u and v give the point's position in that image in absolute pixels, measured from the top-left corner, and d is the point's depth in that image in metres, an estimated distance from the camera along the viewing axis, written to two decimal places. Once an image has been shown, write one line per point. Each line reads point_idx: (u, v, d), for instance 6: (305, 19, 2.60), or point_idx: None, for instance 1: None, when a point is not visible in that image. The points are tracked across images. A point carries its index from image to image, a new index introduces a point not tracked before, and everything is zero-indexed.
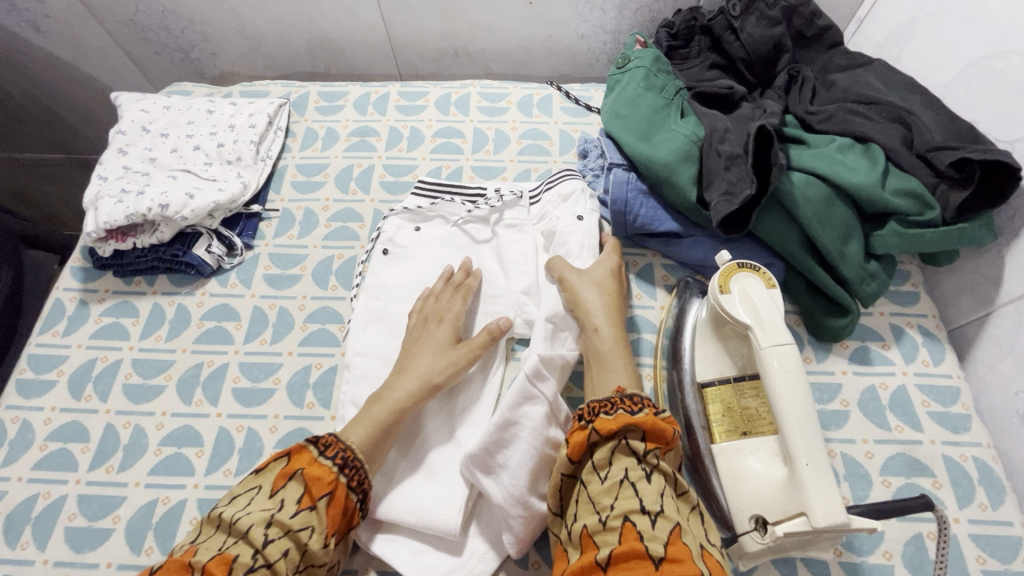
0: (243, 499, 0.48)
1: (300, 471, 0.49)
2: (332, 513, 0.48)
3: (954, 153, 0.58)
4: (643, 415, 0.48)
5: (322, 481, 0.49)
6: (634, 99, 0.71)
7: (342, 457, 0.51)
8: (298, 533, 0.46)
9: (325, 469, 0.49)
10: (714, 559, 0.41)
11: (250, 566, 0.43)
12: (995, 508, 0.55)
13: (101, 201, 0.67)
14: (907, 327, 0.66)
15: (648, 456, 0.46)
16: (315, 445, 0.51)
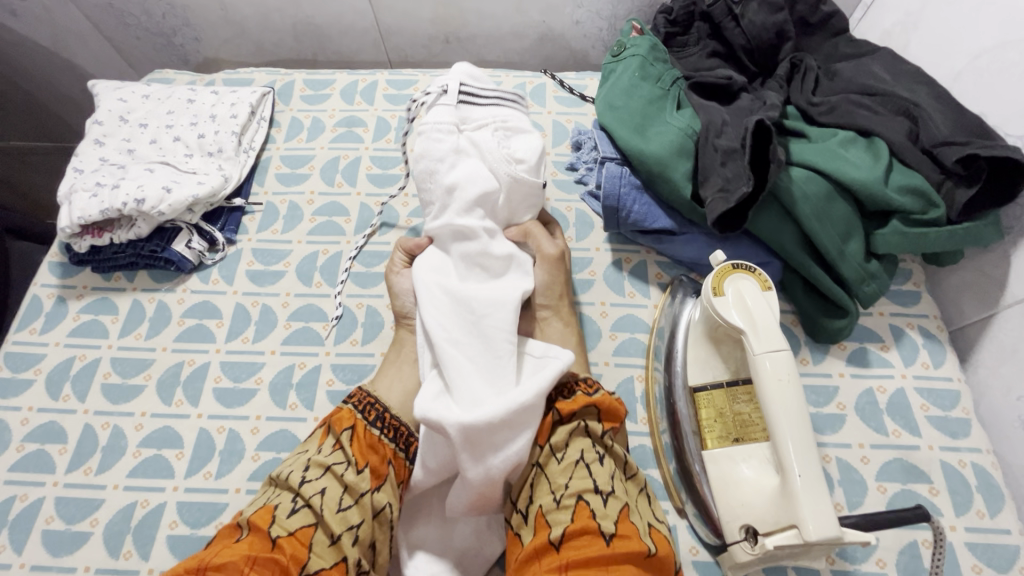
0: (289, 459, 0.52)
1: (329, 420, 0.53)
2: (357, 447, 0.51)
3: (961, 149, 0.55)
4: (599, 396, 0.52)
5: (343, 420, 0.53)
6: (629, 89, 0.68)
7: (363, 402, 0.55)
8: (334, 468, 0.49)
9: (347, 412, 0.54)
10: (660, 535, 0.45)
11: (292, 507, 0.46)
12: (993, 516, 0.54)
13: (75, 195, 0.65)
14: (907, 327, 0.64)
15: (602, 438, 0.50)
16: (349, 404, 0.54)
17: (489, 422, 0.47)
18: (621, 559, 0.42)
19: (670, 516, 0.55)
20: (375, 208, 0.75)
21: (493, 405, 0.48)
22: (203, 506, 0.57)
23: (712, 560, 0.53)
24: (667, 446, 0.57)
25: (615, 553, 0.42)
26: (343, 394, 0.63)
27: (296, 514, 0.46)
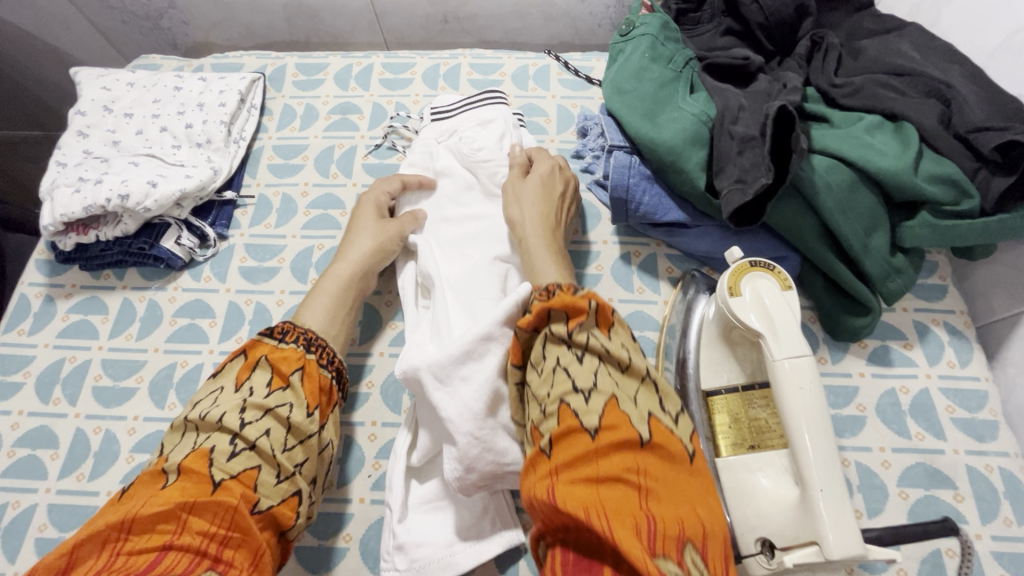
0: (208, 400, 0.48)
1: (264, 358, 0.50)
2: (308, 387, 0.51)
3: (1001, 135, 0.52)
4: (559, 298, 0.46)
5: (289, 359, 0.51)
6: (638, 72, 0.63)
7: (304, 339, 0.53)
8: (277, 410, 0.48)
9: (291, 350, 0.52)
10: (662, 425, 0.38)
11: (231, 451, 0.44)
12: (1021, 524, 0.51)
13: (57, 191, 0.62)
14: (932, 324, 0.61)
15: (575, 337, 0.43)
16: (270, 337, 0.52)
17: (455, 355, 0.52)
18: (608, 451, 0.36)
19: None
20: None
21: (452, 342, 0.52)
22: None
23: None
24: None
25: (601, 447, 0.36)
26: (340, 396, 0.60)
27: (237, 458, 0.44)
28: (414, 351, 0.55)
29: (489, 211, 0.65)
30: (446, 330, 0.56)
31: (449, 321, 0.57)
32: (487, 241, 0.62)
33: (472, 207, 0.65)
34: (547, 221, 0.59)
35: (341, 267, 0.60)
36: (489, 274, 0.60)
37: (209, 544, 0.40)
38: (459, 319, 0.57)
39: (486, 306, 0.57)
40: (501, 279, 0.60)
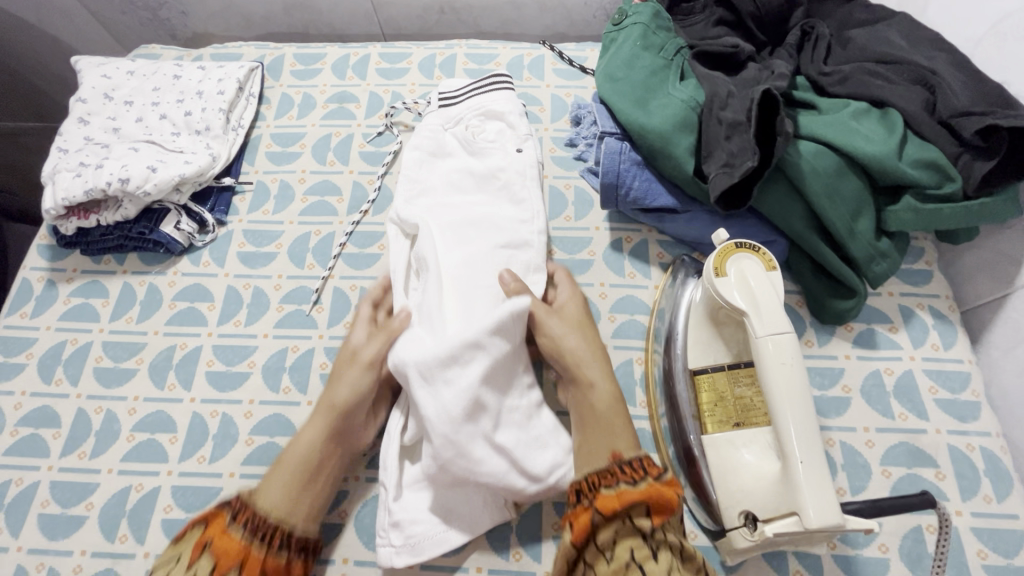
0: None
1: (209, 544, 0.44)
2: None
3: (981, 119, 0.53)
4: (644, 486, 0.44)
5: (233, 554, 0.44)
6: (630, 60, 0.64)
7: (254, 522, 0.46)
8: None
9: (235, 541, 0.45)
10: None
11: None
12: (1000, 501, 0.53)
13: (59, 175, 0.63)
14: (918, 308, 0.62)
15: (654, 533, 0.41)
16: (228, 512, 0.46)
17: (438, 358, 0.50)
18: None
19: None
20: (367, 187, 0.73)
21: (439, 344, 0.50)
22: (199, 490, 0.57)
23: (711, 545, 0.53)
24: (666, 430, 0.56)
25: None
26: None
27: None
28: (403, 338, 0.54)
29: (482, 200, 0.64)
30: (437, 316, 0.55)
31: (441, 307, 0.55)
32: (488, 228, 0.62)
33: (467, 197, 0.65)
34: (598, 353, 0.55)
35: (313, 431, 0.52)
36: (489, 263, 0.59)
37: None
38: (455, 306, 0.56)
39: (483, 294, 0.56)
40: (503, 266, 0.59)
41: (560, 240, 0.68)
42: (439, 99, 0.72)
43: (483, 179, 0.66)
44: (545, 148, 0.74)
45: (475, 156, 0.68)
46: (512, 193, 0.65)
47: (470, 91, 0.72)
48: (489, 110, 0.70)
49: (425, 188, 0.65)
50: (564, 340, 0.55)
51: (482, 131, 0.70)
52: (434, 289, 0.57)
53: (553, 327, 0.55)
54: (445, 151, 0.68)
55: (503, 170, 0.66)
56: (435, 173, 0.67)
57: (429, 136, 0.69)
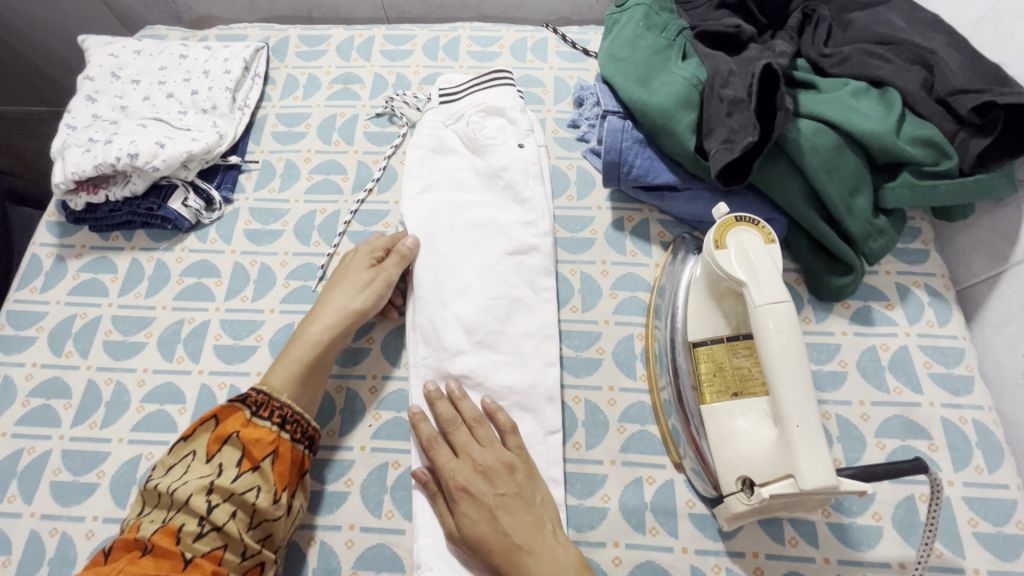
0: (179, 469, 0.49)
1: (234, 435, 0.50)
2: (277, 470, 0.50)
3: (977, 97, 0.54)
4: None
5: (261, 442, 0.50)
6: (633, 40, 0.66)
7: (278, 415, 0.52)
8: (242, 495, 0.48)
9: (265, 431, 0.51)
10: None
11: (198, 532, 0.46)
12: (991, 471, 0.54)
13: (68, 150, 0.65)
14: (914, 286, 0.63)
15: None
16: (245, 405, 0.52)
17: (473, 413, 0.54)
18: None
19: (668, 471, 0.56)
20: (372, 167, 0.73)
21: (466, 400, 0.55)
22: None
23: (708, 512, 0.54)
24: (666, 402, 0.57)
25: None
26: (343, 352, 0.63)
27: (204, 538, 0.46)
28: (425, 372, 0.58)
29: (486, 200, 0.66)
30: (449, 332, 0.59)
31: (455, 319, 0.59)
32: (495, 233, 0.64)
33: (472, 195, 0.67)
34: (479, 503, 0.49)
35: (331, 337, 0.57)
36: (499, 271, 0.61)
37: None
38: (466, 311, 0.59)
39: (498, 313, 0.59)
40: (513, 273, 0.62)
41: (562, 219, 0.69)
42: (439, 95, 0.73)
43: (487, 177, 0.68)
44: (548, 129, 0.74)
45: (480, 139, 0.69)
46: (517, 193, 0.66)
47: (471, 86, 0.72)
48: (491, 90, 0.71)
49: (430, 184, 0.67)
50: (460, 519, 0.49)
51: (483, 128, 0.70)
52: (441, 304, 0.60)
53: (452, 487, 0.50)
54: (446, 148, 0.70)
55: (507, 168, 0.67)
56: (438, 168, 0.68)
57: (430, 132, 0.71)
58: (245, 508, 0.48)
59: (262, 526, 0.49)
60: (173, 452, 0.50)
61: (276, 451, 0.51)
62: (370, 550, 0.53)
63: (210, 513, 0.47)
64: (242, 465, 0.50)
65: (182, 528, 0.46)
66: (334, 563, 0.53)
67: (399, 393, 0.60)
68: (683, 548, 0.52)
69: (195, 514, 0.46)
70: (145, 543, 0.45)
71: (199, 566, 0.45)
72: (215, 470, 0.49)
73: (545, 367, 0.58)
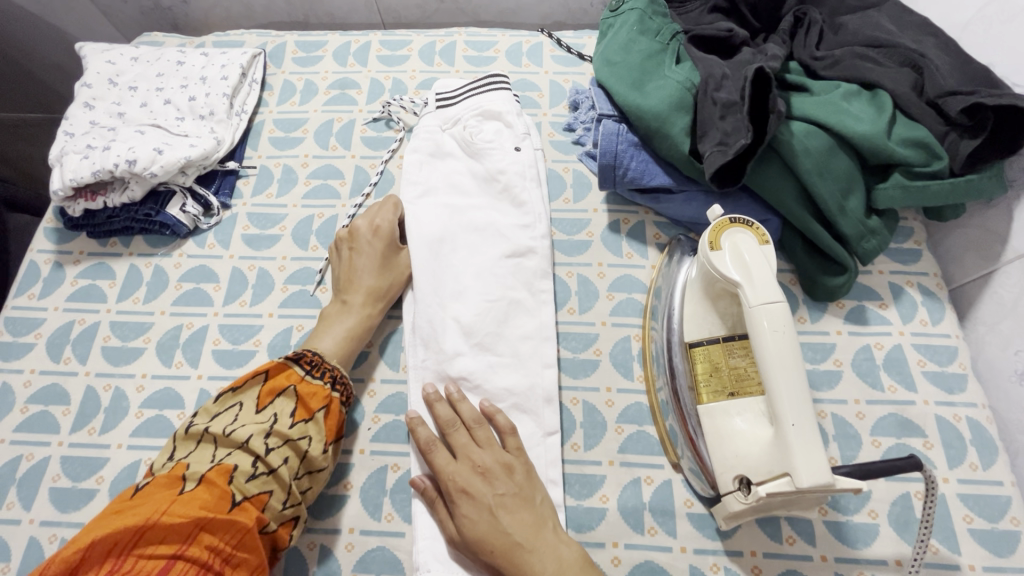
0: (230, 415, 0.50)
1: (291, 388, 0.52)
2: (329, 423, 0.53)
3: (966, 98, 0.55)
4: None
5: (317, 395, 0.53)
6: (627, 44, 0.67)
7: (331, 374, 0.55)
8: (297, 441, 0.50)
9: (318, 386, 0.54)
10: None
11: (251, 472, 0.47)
12: (986, 468, 0.54)
13: (66, 157, 0.65)
14: (907, 286, 0.64)
15: None
16: (298, 364, 0.54)
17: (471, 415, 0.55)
18: None
19: (666, 471, 0.56)
20: (370, 171, 0.74)
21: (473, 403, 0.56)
22: None
23: (706, 511, 0.54)
24: (663, 403, 0.57)
25: None
26: None
27: (255, 479, 0.47)
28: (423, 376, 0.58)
29: (483, 203, 0.67)
30: (447, 335, 0.59)
31: (453, 322, 0.59)
32: (492, 236, 0.64)
33: (469, 199, 0.67)
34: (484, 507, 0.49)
35: (375, 312, 0.61)
36: (496, 274, 0.62)
37: (214, 560, 0.43)
38: (465, 314, 0.60)
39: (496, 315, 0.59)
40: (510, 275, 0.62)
41: (559, 221, 0.69)
42: (435, 100, 0.73)
43: (484, 180, 0.68)
44: (544, 133, 0.75)
45: (476, 143, 0.69)
46: (514, 196, 0.66)
47: (467, 91, 0.72)
48: (488, 94, 0.71)
49: (427, 187, 0.67)
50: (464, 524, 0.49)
51: (479, 131, 0.70)
52: (438, 307, 0.60)
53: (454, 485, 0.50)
54: (443, 152, 0.70)
55: (504, 172, 0.68)
56: (435, 172, 0.69)
57: (427, 137, 0.71)
58: (297, 455, 0.50)
59: (306, 476, 0.51)
60: (219, 402, 0.51)
61: (328, 406, 0.53)
62: (370, 553, 0.54)
63: (266, 455, 0.48)
64: (297, 413, 0.51)
65: (237, 467, 0.47)
66: (334, 566, 0.53)
67: (398, 396, 0.61)
68: (681, 548, 0.53)
69: (250, 454, 0.48)
70: (193, 479, 0.45)
71: (246, 509, 0.45)
72: (270, 417, 0.51)
73: (543, 370, 0.59)
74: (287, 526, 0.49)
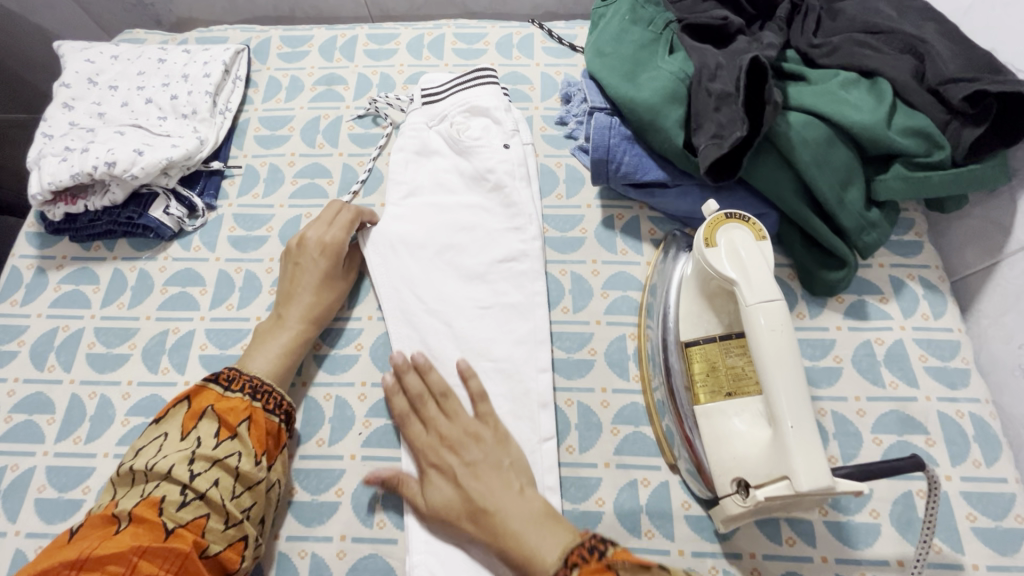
0: (154, 448, 0.49)
1: (209, 408, 0.51)
2: (255, 434, 0.51)
3: (970, 85, 0.53)
4: None
5: (236, 409, 0.51)
6: (619, 34, 0.65)
7: (250, 387, 0.53)
8: (224, 460, 0.48)
9: (237, 400, 0.52)
10: None
11: (181, 501, 0.46)
12: (989, 465, 0.53)
13: (44, 160, 0.63)
14: (908, 279, 0.62)
15: None
16: (216, 383, 0.52)
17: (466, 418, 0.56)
18: None
19: (662, 472, 0.55)
20: (357, 169, 0.72)
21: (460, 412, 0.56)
22: None
23: (704, 514, 0.53)
24: (659, 403, 0.56)
25: None
26: (330, 359, 0.61)
27: (187, 507, 0.46)
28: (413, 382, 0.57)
29: (473, 201, 0.66)
30: (438, 340, 0.59)
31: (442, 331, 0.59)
32: (481, 238, 0.64)
33: (457, 197, 0.66)
34: (478, 459, 0.51)
35: (309, 329, 0.59)
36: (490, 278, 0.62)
37: None
38: (458, 321, 0.60)
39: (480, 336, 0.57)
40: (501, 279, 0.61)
41: (552, 218, 0.68)
42: (423, 96, 0.72)
43: (473, 180, 0.67)
44: (535, 127, 0.73)
45: (465, 140, 0.68)
46: (505, 195, 0.65)
47: (455, 85, 0.71)
48: (476, 89, 0.70)
49: (415, 189, 0.67)
50: (494, 513, 0.47)
51: (467, 128, 0.69)
52: (426, 311, 0.60)
53: (433, 421, 0.54)
54: (431, 150, 0.69)
55: (494, 170, 0.66)
56: (422, 172, 0.68)
57: (414, 135, 0.70)
58: (228, 473, 0.48)
59: (247, 492, 0.49)
60: (145, 436, 0.50)
61: (250, 417, 0.51)
62: (363, 560, 0.53)
63: (192, 481, 0.46)
64: (220, 433, 0.50)
65: (164, 499, 0.45)
66: (326, 574, 0.52)
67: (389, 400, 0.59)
68: (680, 550, 0.52)
69: (177, 483, 0.46)
70: (124, 518, 0.44)
71: (181, 535, 0.44)
72: (193, 442, 0.49)
73: (536, 373, 0.58)
74: (237, 547, 0.47)
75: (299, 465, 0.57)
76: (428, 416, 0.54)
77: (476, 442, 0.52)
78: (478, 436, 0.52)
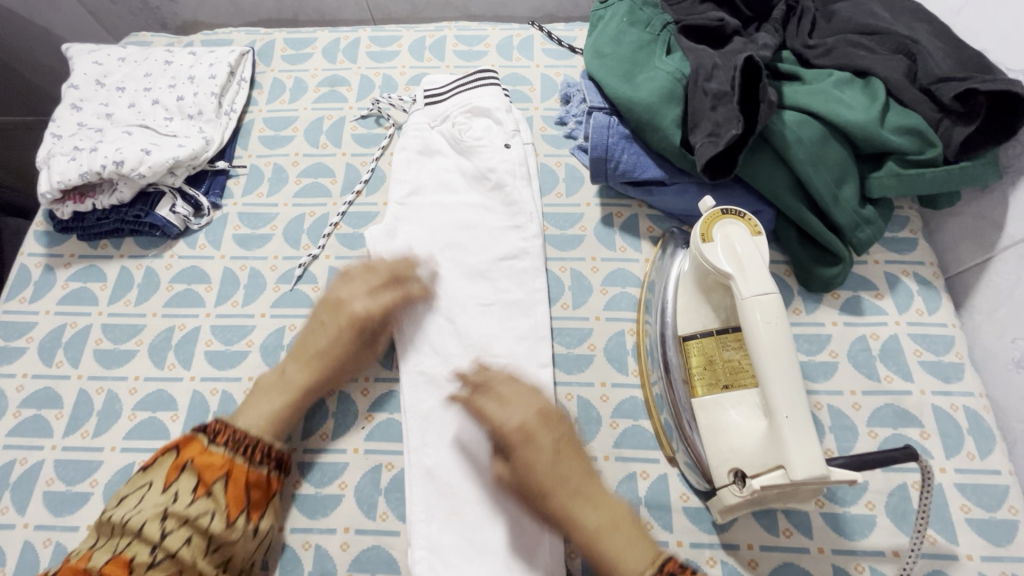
0: (133, 499, 0.48)
1: (190, 462, 0.50)
2: (232, 493, 0.50)
3: (960, 84, 0.54)
4: None
5: (214, 466, 0.50)
6: (617, 36, 0.66)
7: (234, 441, 0.51)
8: (197, 520, 0.47)
9: (217, 456, 0.51)
10: None
11: (149, 563, 0.45)
12: (983, 457, 0.54)
13: (53, 159, 0.64)
14: (903, 275, 0.63)
15: None
16: (204, 435, 0.52)
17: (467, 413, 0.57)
18: None
19: (661, 465, 0.56)
20: (360, 168, 0.73)
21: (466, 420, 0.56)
22: None
23: (702, 505, 0.54)
24: (657, 397, 0.57)
25: None
26: None
27: (155, 569, 0.45)
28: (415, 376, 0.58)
29: (474, 200, 0.67)
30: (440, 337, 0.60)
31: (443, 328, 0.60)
32: (483, 237, 0.65)
33: (459, 197, 0.67)
34: (556, 451, 0.49)
35: (309, 389, 0.56)
36: (491, 276, 0.63)
37: None
38: (461, 318, 0.61)
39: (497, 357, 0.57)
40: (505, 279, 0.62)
41: (552, 216, 0.69)
42: (425, 97, 0.73)
43: (475, 179, 0.68)
44: (536, 127, 0.74)
45: (466, 141, 0.69)
46: (506, 194, 0.66)
47: (457, 86, 0.72)
48: (477, 90, 0.71)
49: (417, 187, 0.68)
50: (581, 517, 0.47)
51: (469, 129, 0.70)
52: (429, 307, 0.61)
53: (517, 421, 0.50)
54: (433, 150, 0.70)
55: (494, 170, 0.67)
56: (424, 171, 0.69)
57: (416, 135, 0.71)
58: (200, 533, 0.47)
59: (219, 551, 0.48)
60: (129, 483, 0.50)
61: (228, 475, 0.50)
62: (367, 552, 0.53)
63: (162, 541, 0.46)
64: (197, 489, 0.49)
65: (134, 558, 0.45)
66: (329, 566, 0.53)
67: (391, 395, 0.60)
68: (678, 541, 0.53)
69: (147, 543, 0.46)
70: (93, 571, 0.44)
71: None
72: (170, 496, 0.48)
73: (537, 368, 0.59)
74: None
75: (304, 459, 0.58)
76: (523, 423, 0.50)
77: (541, 442, 0.49)
78: (545, 420, 0.50)
